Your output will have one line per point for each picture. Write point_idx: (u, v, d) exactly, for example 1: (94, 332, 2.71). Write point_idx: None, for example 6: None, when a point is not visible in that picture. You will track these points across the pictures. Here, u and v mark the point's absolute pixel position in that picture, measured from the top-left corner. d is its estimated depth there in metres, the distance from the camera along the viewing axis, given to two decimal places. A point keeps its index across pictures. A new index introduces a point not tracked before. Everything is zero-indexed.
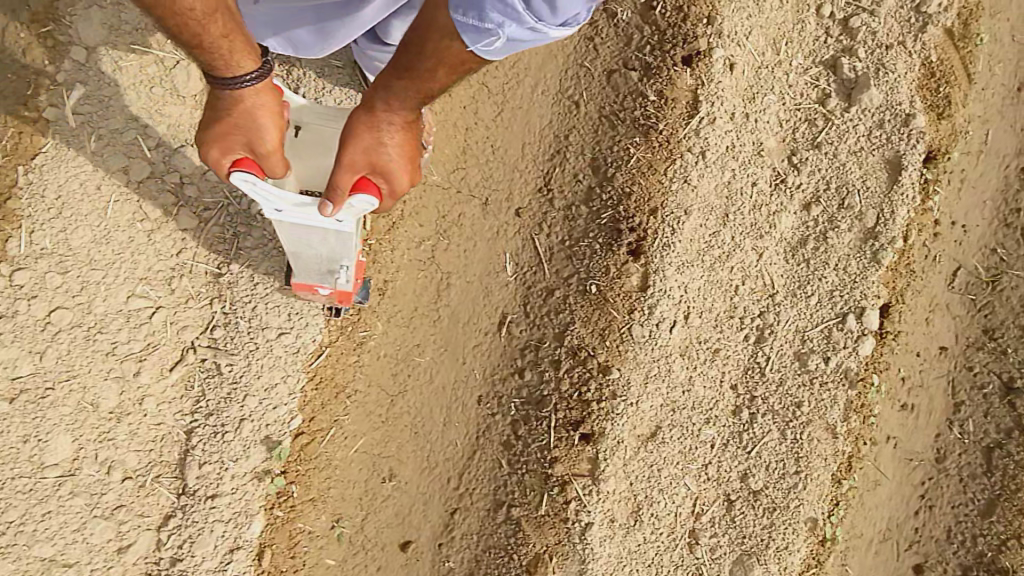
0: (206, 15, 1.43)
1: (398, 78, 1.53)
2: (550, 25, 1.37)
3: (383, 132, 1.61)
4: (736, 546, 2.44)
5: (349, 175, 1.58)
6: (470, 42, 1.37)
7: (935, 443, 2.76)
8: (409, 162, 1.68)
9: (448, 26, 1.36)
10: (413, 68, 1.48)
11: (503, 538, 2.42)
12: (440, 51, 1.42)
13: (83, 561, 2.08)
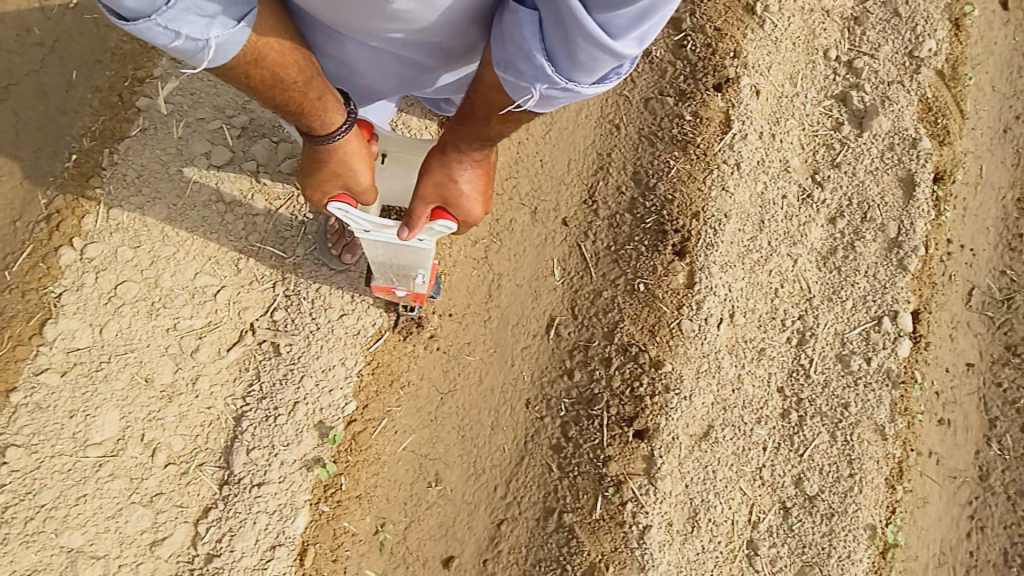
0: (306, 87, 1.35)
1: (458, 126, 1.44)
2: (599, 85, 1.17)
3: (458, 174, 1.52)
4: (797, 557, 2.38)
5: (425, 206, 1.56)
6: (515, 99, 1.25)
7: (976, 460, 2.81)
8: (484, 196, 1.60)
9: (492, 81, 1.26)
10: (470, 116, 1.39)
11: (555, 550, 2.30)
12: (491, 101, 1.31)
13: (113, 556, 1.91)
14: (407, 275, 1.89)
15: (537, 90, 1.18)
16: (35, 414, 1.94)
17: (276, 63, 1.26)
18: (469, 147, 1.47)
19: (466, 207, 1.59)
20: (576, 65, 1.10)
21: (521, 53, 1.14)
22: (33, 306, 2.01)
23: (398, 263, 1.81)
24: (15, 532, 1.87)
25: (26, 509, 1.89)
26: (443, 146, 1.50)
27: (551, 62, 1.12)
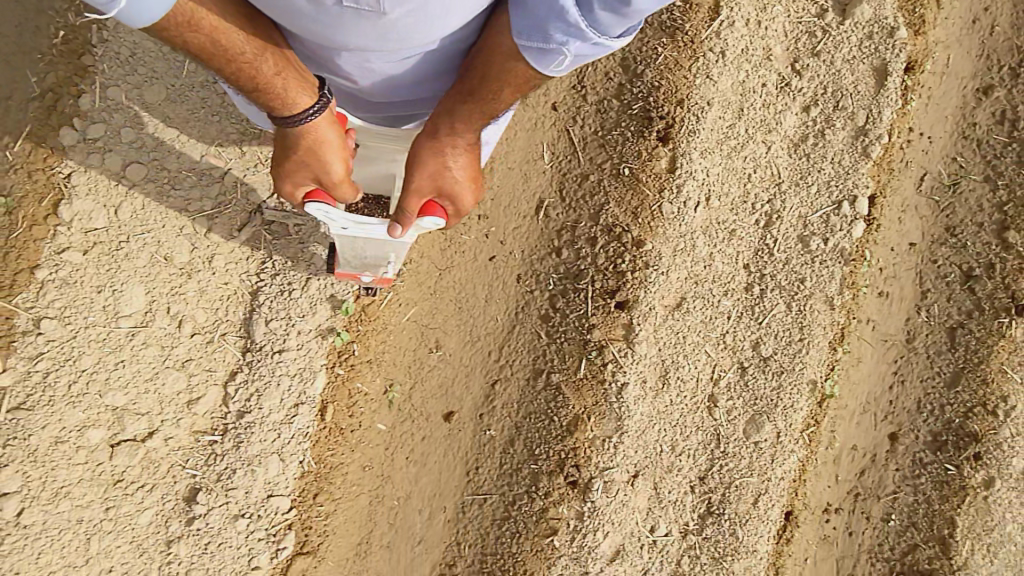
0: (257, 57, 1.42)
1: (461, 103, 1.54)
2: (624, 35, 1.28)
3: (451, 161, 1.66)
4: (749, 407, 2.78)
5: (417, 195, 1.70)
6: (541, 64, 1.36)
7: (906, 326, 3.21)
8: (472, 180, 1.74)
9: (510, 50, 1.36)
10: (477, 91, 1.49)
11: (543, 404, 2.63)
12: (503, 71, 1.41)
13: (154, 413, 2.14)
14: (378, 267, 2.10)
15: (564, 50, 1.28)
16: (64, 289, 2.05)
17: (213, 26, 1.33)
18: (461, 130, 1.61)
19: (458, 193, 1.72)
20: (609, 19, 1.20)
21: (551, 16, 1.24)
22: (42, 186, 2.05)
23: (372, 258, 2.02)
24: (61, 395, 2.05)
25: (67, 376, 2.05)
26: (434, 136, 1.63)
27: (582, 19, 1.22)
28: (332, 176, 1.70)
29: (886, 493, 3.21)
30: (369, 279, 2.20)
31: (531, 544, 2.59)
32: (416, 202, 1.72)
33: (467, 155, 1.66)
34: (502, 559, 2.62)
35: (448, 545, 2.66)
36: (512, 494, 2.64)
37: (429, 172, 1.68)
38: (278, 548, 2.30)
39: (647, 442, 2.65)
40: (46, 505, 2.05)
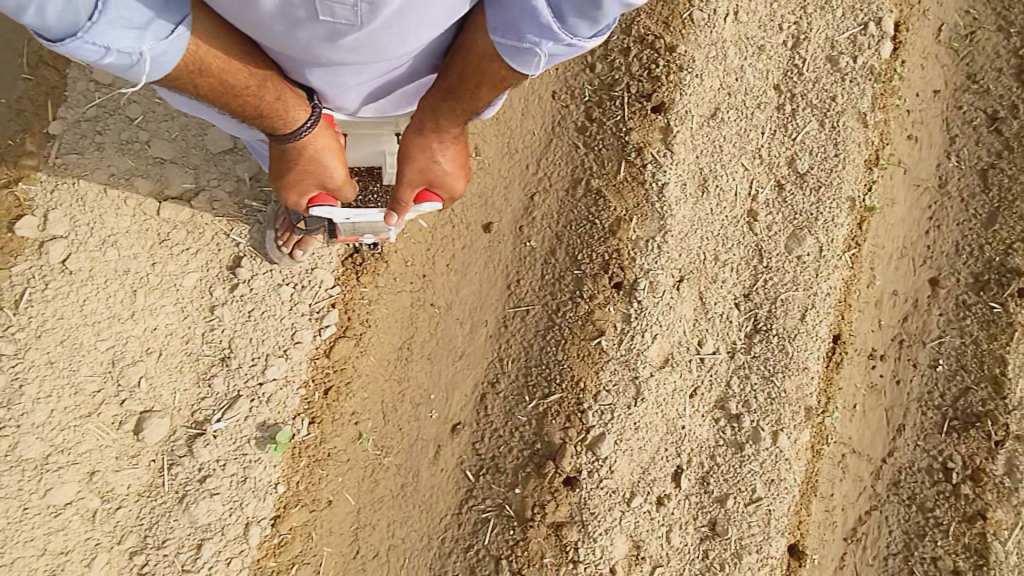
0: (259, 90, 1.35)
1: (443, 104, 1.50)
2: (598, 40, 1.23)
3: (439, 154, 1.62)
4: (789, 222, 2.76)
5: (410, 190, 1.72)
6: (514, 63, 1.28)
7: (938, 170, 3.21)
8: (461, 167, 1.72)
9: (485, 48, 1.29)
10: (455, 90, 1.43)
11: (583, 211, 2.62)
12: (480, 72, 1.35)
13: (201, 170, 2.16)
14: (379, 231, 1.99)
15: (541, 50, 1.22)
16: None
17: (223, 70, 1.27)
18: (448, 124, 1.55)
19: (449, 182, 1.72)
20: (580, 18, 1.13)
21: (523, 14, 1.16)
22: None
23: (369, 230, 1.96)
24: (111, 140, 2.09)
25: (116, 124, 2.09)
26: (420, 132, 1.59)
27: (554, 16, 1.14)
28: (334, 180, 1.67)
29: (931, 338, 3.13)
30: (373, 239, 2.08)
31: (577, 349, 2.51)
32: (408, 193, 1.72)
33: (453, 147, 1.63)
34: (547, 369, 2.52)
35: (491, 360, 2.57)
36: (555, 303, 2.57)
37: (418, 164, 1.65)
38: (322, 325, 2.30)
39: (690, 247, 2.65)
40: (92, 251, 2.05)
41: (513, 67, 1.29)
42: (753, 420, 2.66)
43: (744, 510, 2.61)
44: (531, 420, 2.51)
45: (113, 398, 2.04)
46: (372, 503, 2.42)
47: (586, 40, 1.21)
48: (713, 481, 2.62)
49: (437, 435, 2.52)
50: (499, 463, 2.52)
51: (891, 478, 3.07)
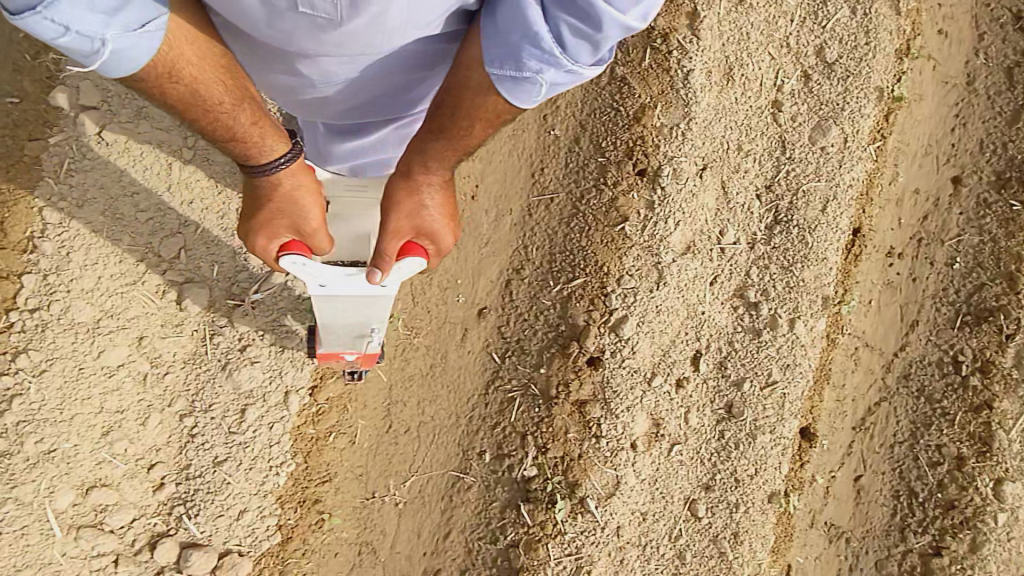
0: (232, 105, 1.45)
1: (433, 140, 1.55)
2: (594, 68, 1.33)
3: (425, 195, 1.64)
4: (815, 113, 2.74)
5: (396, 241, 1.65)
6: (513, 96, 1.36)
7: (965, 68, 3.16)
8: (450, 218, 1.72)
9: (483, 80, 1.37)
10: (448, 129, 1.50)
11: (608, 99, 2.61)
12: (477, 103, 1.41)
13: None
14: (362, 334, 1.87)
15: (541, 79, 1.31)
16: None
17: (193, 77, 1.36)
18: (433, 164, 1.61)
19: (436, 232, 1.69)
20: (584, 45, 1.24)
21: (530, 44, 1.25)
22: None
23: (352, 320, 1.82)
24: None
25: None
26: (408, 176, 1.63)
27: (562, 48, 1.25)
28: (308, 223, 1.65)
29: (949, 237, 3.14)
30: (355, 357, 1.99)
31: (601, 235, 2.55)
32: (395, 243, 1.64)
33: (441, 190, 1.65)
34: (571, 255, 2.58)
35: (515, 249, 2.63)
36: (580, 191, 2.59)
37: (405, 211, 1.65)
38: None
39: (715, 137, 2.65)
40: (127, 123, 2.08)
41: (512, 98, 1.37)
42: (771, 309, 2.72)
43: (760, 393, 2.71)
44: (555, 304, 2.58)
45: (154, 269, 2.10)
46: (404, 380, 2.54)
47: (587, 68, 1.32)
48: (731, 366, 2.71)
49: (464, 319, 2.60)
50: (525, 344, 2.60)
51: (902, 370, 3.17)
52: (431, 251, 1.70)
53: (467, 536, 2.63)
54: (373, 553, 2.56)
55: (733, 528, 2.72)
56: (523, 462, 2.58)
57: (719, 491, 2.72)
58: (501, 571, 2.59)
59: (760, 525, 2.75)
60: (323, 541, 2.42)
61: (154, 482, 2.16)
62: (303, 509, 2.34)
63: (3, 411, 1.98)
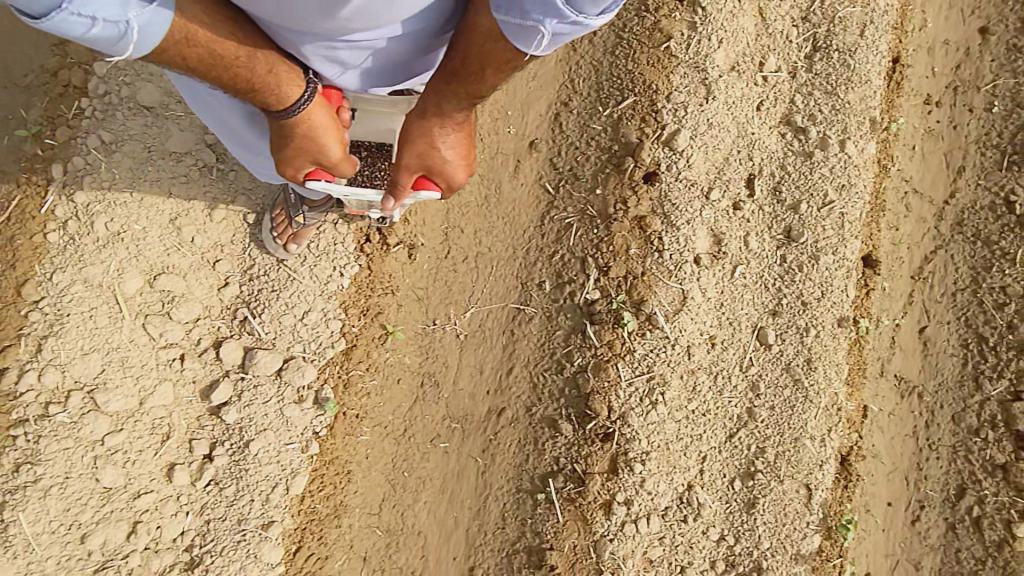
0: (250, 61, 1.30)
1: (447, 86, 1.40)
2: (608, 15, 1.07)
3: (440, 141, 1.52)
4: None
5: (408, 177, 1.62)
6: (522, 45, 1.16)
7: None
8: (465, 157, 1.60)
9: (490, 29, 1.19)
10: (459, 74, 1.34)
11: None
12: (487, 56, 1.24)
13: None
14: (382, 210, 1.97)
15: (544, 29, 1.09)
16: None
17: (210, 41, 1.21)
18: (451, 111, 1.45)
19: (450, 172, 1.62)
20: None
21: None
22: None
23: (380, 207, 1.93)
24: None
25: None
26: (422, 116, 1.50)
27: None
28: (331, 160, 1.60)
29: (985, 84, 3.15)
30: (380, 219, 2.08)
31: (647, 57, 2.61)
32: (408, 178, 1.62)
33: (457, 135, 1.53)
34: (619, 80, 2.62)
35: (562, 83, 2.68)
36: (622, 21, 2.66)
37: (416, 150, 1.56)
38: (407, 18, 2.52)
39: None
40: None
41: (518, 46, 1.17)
42: (820, 132, 2.72)
43: (818, 214, 2.67)
44: (607, 129, 2.61)
45: None
46: (460, 207, 2.56)
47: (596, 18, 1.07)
48: (785, 189, 2.70)
49: (517, 152, 2.63)
50: (578, 172, 2.61)
51: (955, 218, 3.11)
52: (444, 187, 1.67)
53: (533, 370, 2.53)
54: (436, 387, 2.46)
55: (805, 354, 2.63)
56: (585, 286, 2.52)
57: (787, 317, 2.65)
58: (570, 402, 2.48)
59: (834, 352, 2.65)
60: (385, 360, 2.37)
61: (219, 279, 2.19)
62: (366, 319, 2.33)
63: (75, 193, 2.05)
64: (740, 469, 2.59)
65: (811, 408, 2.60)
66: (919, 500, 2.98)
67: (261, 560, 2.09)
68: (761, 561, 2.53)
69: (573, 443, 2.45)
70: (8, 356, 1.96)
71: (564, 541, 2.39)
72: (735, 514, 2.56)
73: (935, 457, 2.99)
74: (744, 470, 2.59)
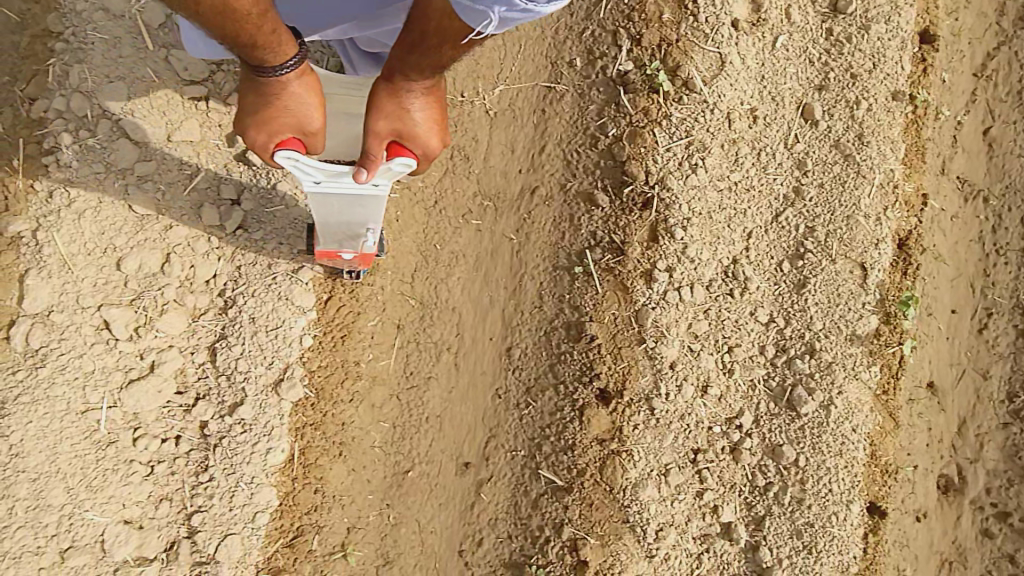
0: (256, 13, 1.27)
1: (407, 56, 1.37)
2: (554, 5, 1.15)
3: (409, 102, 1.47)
4: None
5: (380, 142, 1.50)
6: (467, 23, 1.21)
7: None
8: (437, 124, 1.55)
9: (444, 7, 1.20)
10: (418, 46, 1.32)
11: None
12: (444, 28, 1.25)
13: None
14: (356, 239, 1.80)
15: (494, 14, 1.15)
16: None
17: None
18: (417, 75, 1.43)
19: (422, 138, 1.53)
20: None
21: None
22: None
23: (347, 225, 1.73)
24: None
25: None
26: (391, 78, 1.46)
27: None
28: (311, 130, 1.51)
29: None
30: (353, 257, 1.90)
31: None
32: (379, 146, 1.50)
33: (425, 95, 1.49)
34: None
35: None
36: None
37: (387, 114, 1.49)
38: None
39: None
40: None
41: (463, 23, 1.21)
42: None
43: None
44: None
45: None
46: None
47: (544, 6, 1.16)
48: None
49: None
50: None
51: (1018, 14, 2.89)
52: (417, 156, 1.55)
53: (565, 148, 2.44)
54: (466, 162, 2.41)
55: (856, 130, 2.47)
56: (618, 58, 2.41)
57: (835, 92, 2.49)
58: (605, 173, 2.39)
59: (887, 127, 2.48)
60: None
61: None
62: None
63: None
64: (788, 251, 2.46)
65: (864, 185, 2.44)
66: (986, 308, 2.80)
67: (294, 303, 2.07)
68: (814, 342, 2.42)
69: (610, 216, 2.36)
70: (36, 85, 1.96)
71: (604, 312, 2.31)
72: (784, 295, 2.45)
73: (1003, 262, 2.81)
74: (793, 252, 2.46)
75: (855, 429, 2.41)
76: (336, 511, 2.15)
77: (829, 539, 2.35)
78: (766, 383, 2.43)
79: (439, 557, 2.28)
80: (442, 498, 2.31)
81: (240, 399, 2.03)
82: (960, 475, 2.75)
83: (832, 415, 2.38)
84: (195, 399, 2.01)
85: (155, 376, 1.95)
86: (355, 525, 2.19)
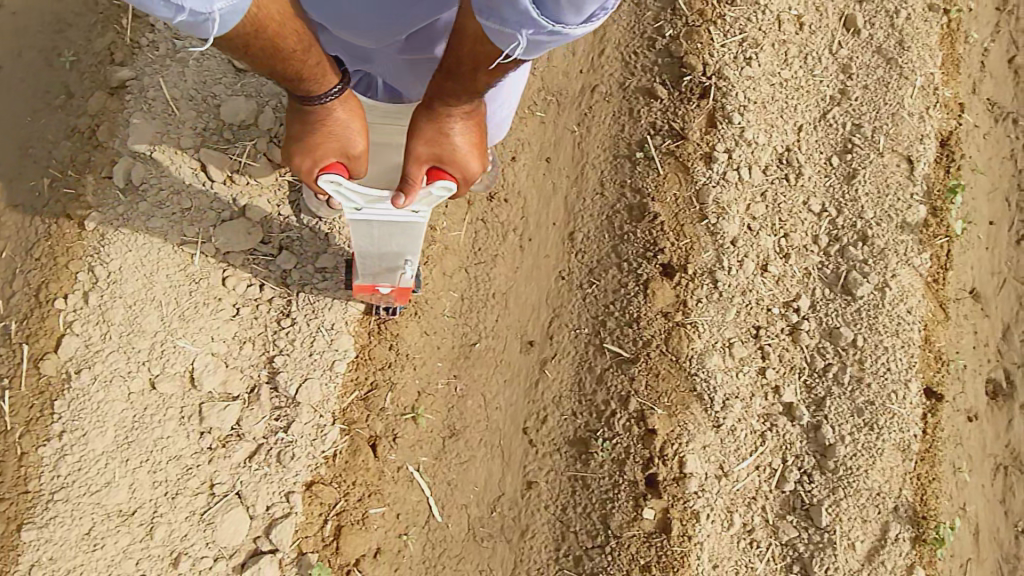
0: (303, 55, 1.29)
1: (444, 81, 1.34)
2: (586, 26, 1.00)
3: (448, 128, 1.47)
4: None
5: (419, 167, 1.51)
6: (501, 49, 1.10)
7: None
8: (477, 145, 1.54)
9: (476, 31, 1.11)
10: (453, 72, 1.29)
11: None
12: (478, 55, 1.18)
13: None
14: (396, 271, 1.76)
15: (523, 38, 1.04)
16: None
17: (276, 32, 1.19)
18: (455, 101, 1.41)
19: (462, 160, 1.53)
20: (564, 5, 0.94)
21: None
22: None
23: (387, 255, 1.69)
24: None
25: None
26: (429, 108, 1.46)
27: (537, 5, 0.96)
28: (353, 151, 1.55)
29: None
30: (390, 291, 1.86)
31: None
32: (418, 170, 1.51)
33: (465, 120, 1.48)
34: None
35: None
36: None
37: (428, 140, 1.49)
38: None
39: None
40: None
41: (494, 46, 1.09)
42: None
43: None
44: None
45: None
46: None
47: (574, 29, 1.01)
48: None
49: None
50: None
51: None
52: (456, 176, 1.54)
53: (623, 51, 2.58)
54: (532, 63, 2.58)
55: (897, 37, 2.63)
56: None
57: (875, 3, 2.67)
58: (663, 70, 2.53)
59: (925, 35, 2.65)
60: None
61: None
62: None
63: None
64: (836, 148, 2.58)
65: (907, 86, 2.59)
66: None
67: None
68: (866, 230, 2.50)
69: (668, 107, 2.49)
70: None
71: (666, 193, 2.42)
72: (835, 187, 2.55)
73: None
74: (841, 148, 2.58)
75: (910, 311, 2.46)
76: (408, 371, 2.19)
77: (889, 416, 2.37)
78: (820, 270, 2.51)
79: (503, 433, 2.29)
80: (506, 375, 2.33)
81: (321, 250, 2.09)
82: (1008, 380, 2.77)
83: (887, 296, 2.44)
84: (278, 248, 2.06)
85: (245, 219, 2.04)
86: (424, 390, 2.21)
